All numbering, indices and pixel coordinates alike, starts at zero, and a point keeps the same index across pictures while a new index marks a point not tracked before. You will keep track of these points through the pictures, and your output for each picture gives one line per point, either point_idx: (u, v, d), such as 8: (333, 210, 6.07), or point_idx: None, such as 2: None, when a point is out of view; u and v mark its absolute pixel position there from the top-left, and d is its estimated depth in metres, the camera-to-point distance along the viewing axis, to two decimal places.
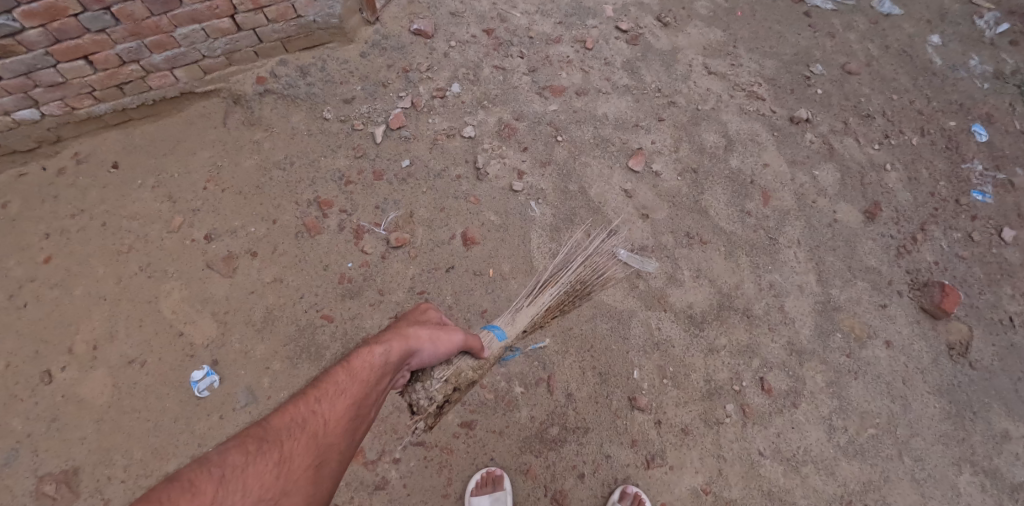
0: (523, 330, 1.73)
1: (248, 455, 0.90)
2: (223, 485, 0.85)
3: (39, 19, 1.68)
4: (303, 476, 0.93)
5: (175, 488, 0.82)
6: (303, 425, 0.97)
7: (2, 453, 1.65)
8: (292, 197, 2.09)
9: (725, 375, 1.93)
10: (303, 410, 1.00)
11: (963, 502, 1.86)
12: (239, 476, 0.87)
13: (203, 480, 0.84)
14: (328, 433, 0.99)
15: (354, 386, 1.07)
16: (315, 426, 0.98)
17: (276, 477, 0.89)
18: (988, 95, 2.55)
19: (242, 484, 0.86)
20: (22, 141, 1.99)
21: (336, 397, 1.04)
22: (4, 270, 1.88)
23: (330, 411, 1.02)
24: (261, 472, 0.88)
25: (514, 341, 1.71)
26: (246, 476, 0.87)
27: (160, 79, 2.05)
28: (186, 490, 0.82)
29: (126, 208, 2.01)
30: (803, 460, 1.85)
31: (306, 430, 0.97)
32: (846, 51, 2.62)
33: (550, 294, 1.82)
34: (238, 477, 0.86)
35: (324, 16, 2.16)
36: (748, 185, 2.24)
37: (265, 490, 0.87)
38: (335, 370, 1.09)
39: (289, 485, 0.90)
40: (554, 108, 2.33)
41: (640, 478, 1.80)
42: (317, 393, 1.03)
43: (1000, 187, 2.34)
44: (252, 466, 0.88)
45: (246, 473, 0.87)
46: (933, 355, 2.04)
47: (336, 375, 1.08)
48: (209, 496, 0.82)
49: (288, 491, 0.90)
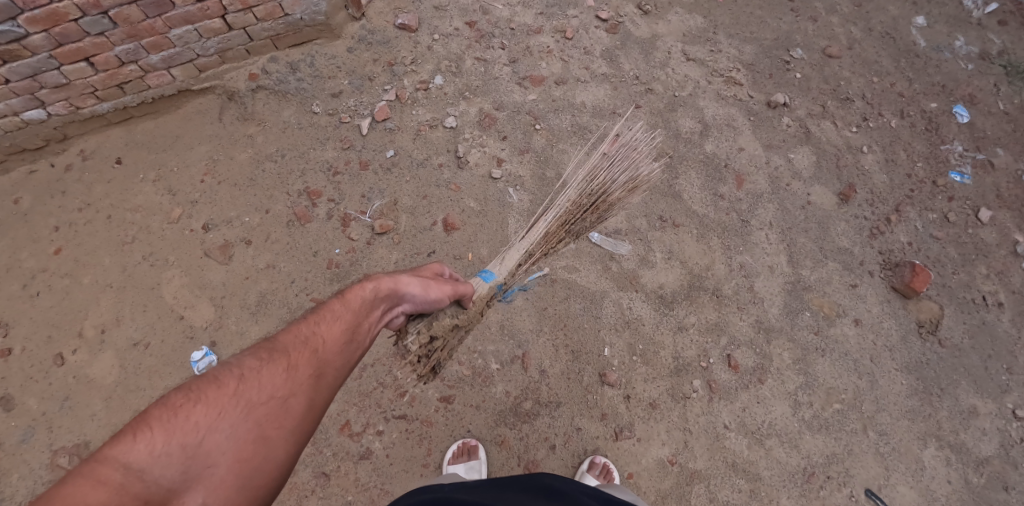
0: (520, 261, 1.81)
1: (262, 358, 0.97)
2: (243, 379, 0.93)
3: (42, 25, 1.82)
4: (311, 379, 0.99)
5: (204, 380, 0.92)
6: (309, 336, 1.03)
7: (21, 428, 1.81)
8: (283, 188, 2.21)
9: (693, 352, 2.01)
10: (309, 327, 1.05)
11: (927, 475, 1.91)
12: (255, 373, 0.94)
13: (227, 376, 0.93)
14: (330, 349, 1.04)
15: (352, 311, 1.12)
16: (319, 341, 1.03)
17: (285, 379, 0.95)
18: (972, 76, 2.59)
19: (258, 379, 0.94)
20: (31, 140, 2.15)
21: (339, 315, 1.10)
22: (18, 262, 2.04)
23: (332, 327, 1.07)
24: (273, 371, 0.95)
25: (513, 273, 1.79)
26: (262, 373, 0.94)
27: (158, 78, 2.19)
28: (212, 383, 0.91)
29: (130, 201, 2.16)
30: (768, 433, 1.92)
31: (310, 344, 1.02)
32: (827, 35, 2.65)
33: (548, 221, 1.88)
34: (255, 374, 0.94)
35: (310, 13, 2.27)
36: (722, 169, 2.31)
37: (277, 386, 0.94)
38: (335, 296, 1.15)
39: (299, 384, 0.96)
40: (534, 98, 2.41)
41: (608, 450, 1.89)
42: (320, 311, 1.10)
43: (979, 167, 2.39)
44: (267, 366, 0.96)
45: (262, 371, 0.95)
46: (902, 333, 2.09)
47: (337, 298, 1.14)
48: (231, 389, 0.91)
49: (296, 392, 0.95)
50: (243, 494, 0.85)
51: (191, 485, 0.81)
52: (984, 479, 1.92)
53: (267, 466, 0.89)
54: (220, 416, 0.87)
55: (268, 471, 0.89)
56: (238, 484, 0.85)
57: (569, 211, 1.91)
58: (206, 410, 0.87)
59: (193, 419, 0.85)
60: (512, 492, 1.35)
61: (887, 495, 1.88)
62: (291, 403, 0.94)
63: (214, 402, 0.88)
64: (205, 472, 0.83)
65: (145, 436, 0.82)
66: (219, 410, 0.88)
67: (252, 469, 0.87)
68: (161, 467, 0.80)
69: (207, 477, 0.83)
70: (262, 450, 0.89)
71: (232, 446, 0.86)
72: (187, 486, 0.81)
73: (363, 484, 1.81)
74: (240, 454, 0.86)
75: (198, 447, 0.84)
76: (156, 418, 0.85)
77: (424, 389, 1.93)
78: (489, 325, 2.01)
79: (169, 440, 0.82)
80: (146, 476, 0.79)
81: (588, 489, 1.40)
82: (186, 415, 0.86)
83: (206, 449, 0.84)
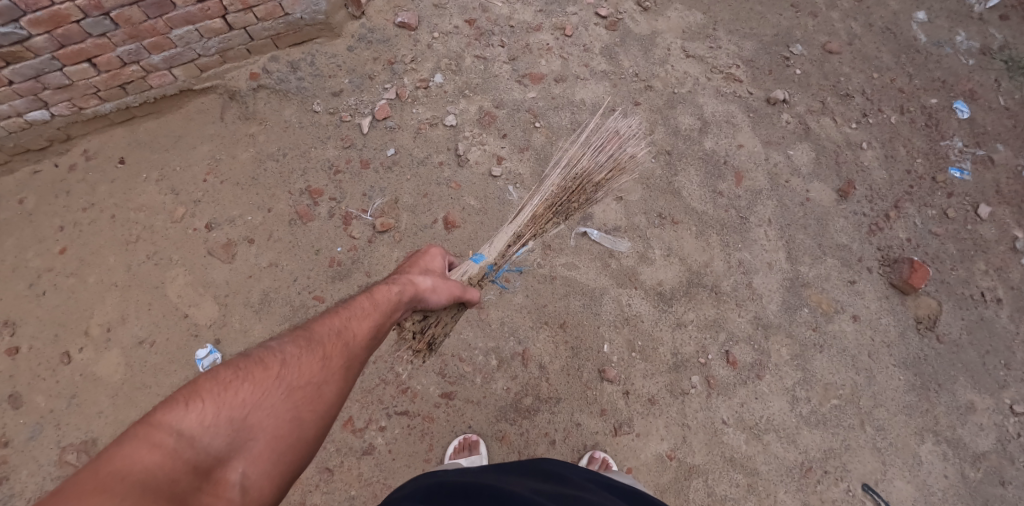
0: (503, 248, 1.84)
1: (299, 346, 1.02)
2: (283, 364, 0.98)
3: (44, 26, 1.84)
4: (341, 370, 1.04)
5: (247, 361, 0.96)
6: (338, 330, 1.10)
7: (29, 425, 1.84)
8: (285, 186, 2.23)
9: (692, 348, 2.03)
10: (339, 323, 1.11)
11: (924, 470, 1.93)
12: (294, 360, 0.99)
13: (268, 360, 0.98)
14: (358, 344, 1.10)
15: (378, 312, 1.19)
16: (348, 337, 1.10)
17: (320, 368, 1.01)
18: (973, 71, 2.59)
19: (298, 365, 0.99)
20: (35, 141, 2.17)
21: (364, 315, 1.16)
22: (24, 262, 2.07)
23: (359, 325, 1.13)
24: (310, 360, 1.01)
25: (495, 259, 1.81)
26: (300, 360, 1.00)
27: (160, 78, 2.21)
28: (256, 364, 0.96)
29: (133, 201, 2.19)
30: (765, 428, 1.94)
31: (341, 338, 1.08)
32: (827, 30, 2.64)
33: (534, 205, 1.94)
34: (294, 360, 0.99)
35: (311, 13, 2.28)
36: (722, 166, 2.32)
37: (313, 373, 0.99)
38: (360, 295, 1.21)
39: (331, 373, 1.02)
40: (533, 96, 2.42)
41: (608, 445, 1.91)
42: (348, 309, 1.16)
43: (979, 162, 2.39)
44: (304, 354, 1.01)
45: (300, 358, 1.00)
46: (900, 329, 2.10)
47: (364, 298, 1.20)
48: (273, 371, 0.95)
49: (328, 380, 1.01)
50: (277, 468, 0.89)
51: (235, 455, 0.85)
52: (981, 474, 1.94)
53: (299, 445, 0.93)
54: (264, 395, 0.92)
55: (300, 450, 0.93)
56: (274, 459, 0.89)
57: (556, 193, 1.96)
58: (253, 388, 0.91)
59: (241, 395, 0.90)
60: (515, 475, 1.37)
61: (884, 489, 1.90)
62: (324, 390, 0.99)
63: (259, 382, 0.93)
64: (248, 444, 0.87)
65: (197, 405, 0.85)
66: (263, 389, 0.92)
67: (287, 447, 0.91)
68: (210, 434, 0.84)
69: (249, 450, 0.87)
70: (297, 430, 0.93)
71: (273, 423, 0.90)
72: (231, 456, 0.85)
73: (366, 479, 1.83)
74: (279, 431, 0.91)
75: (244, 421, 0.88)
76: (207, 389, 0.88)
77: (425, 385, 1.95)
78: (490, 322, 2.03)
79: (218, 412, 0.86)
80: (197, 442, 0.82)
81: (594, 476, 1.41)
82: (235, 390, 0.90)
83: (249, 423, 0.88)
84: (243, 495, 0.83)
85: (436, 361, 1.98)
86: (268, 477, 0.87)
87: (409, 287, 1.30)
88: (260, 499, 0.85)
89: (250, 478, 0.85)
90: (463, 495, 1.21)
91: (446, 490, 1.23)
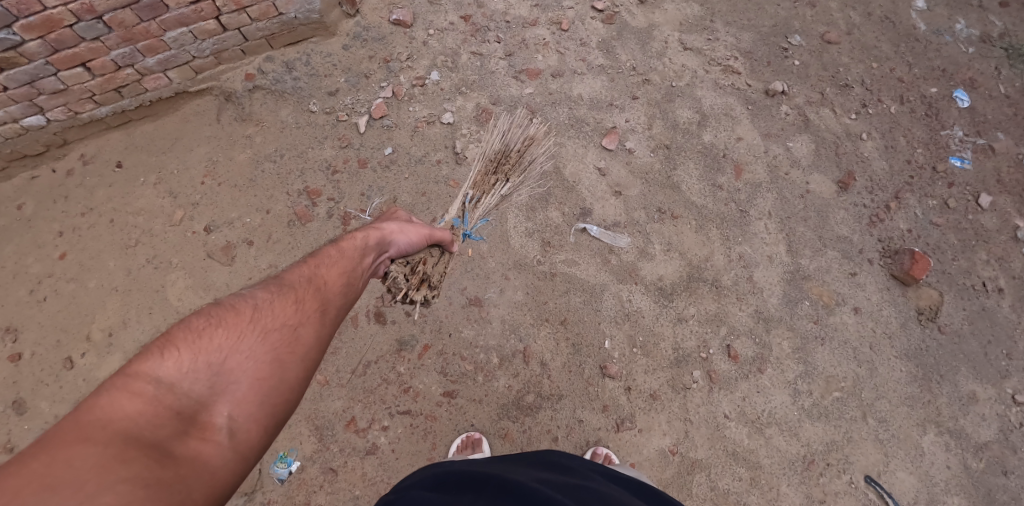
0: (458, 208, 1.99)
1: (271, 292, 1.02)
2: (258, 309, 0.97)
3: (37, 31, 1.82)
4: (317, 312, 1.04)
5: (220, 309, 0.96)
6: (308, 277, 1.10)
7: (35, 431, 1.85)
8: (283, 187, 2.22)
9: (693, 343, 2.03)
10: (308, 270, 1.13)
11: (927, 461, 1.93)
12: (268, 306, 0.99)
13: (240, 306, 0.97)
14: (329, 288, 1.11)
15: (346, 259, 1.22)
16: (318, 281, 1.11)
17: (294, 311, 1.01)
18: (973, 59, 2.57)
19: (272, 309, 0.98)
20: (32, 146, 2.17)
21: (333, 262, 1.19)
22: (24, 268, 2.07)
23: (329, 271, 1.15)
24: (282, 303, 1.01)
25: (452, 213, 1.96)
26: (274, 305, 0.99)
27: (155, 81, 2.20)
28: (229, 311, 0.95)
29: (132, 205, 2.18)
30: (767, 422, 1.94)
31: (312, 283, 1.09)
32: (826, 20, 2.62)
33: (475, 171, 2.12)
34: (268, 305, 0.99)
35: (305, 12, 2.27)
36: (721, 159, 2.31)
37: (287, 316, 0.99)
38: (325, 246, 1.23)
39: (306, 316, 1.01)
40: (530, 91, 2.40)
41: (610, 440, 1.91)
42: (316, 258, 1.17)
43: (980, 151, 2.38)
44: (275, 300, 1.01)
45: (272, 304, 1.00)
46: (901, 320, 2.10)
47: (331, 248, 1.22)
48: (248, 316, 0.95)
49: (303, 321, 1.00)
50: (264, 410, 0.88)
51: (217, 399, 0.84)
52: (983, 464, 1.94)
53: (284, 388, 0.91)
54: (240, 338, 0.90)
55: (286, 392, 0.91)
56: (260, 401, 0.87)
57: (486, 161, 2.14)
58: (227, 333, 0.90)
59: (217, 340, 0.89)
60: (520, 465, 1.38)
61: (887, 481, 1.90)
62: (301, 332, 0.98)
63: (234, 326, 0.92)
64: (230, 388, 0.86)
65: (172, 353, 0.85)
66: (239, 333, 0.91)
67: (272, 388, 0.89)
68: (189, 380, 0.83)
69: (233, 393, 0.86)
70: (279, 371, 0.91)
71: (253, 366, 0.89)
72: (213, 400, 0.84)
73: (370, 479, 1.83)
74: (261, 374, 0.89)
75: (222, 366, 0.87)
76: (181, 338, 0.87)
77: (427, 384, 1.95)
78: (490, 320, 2.03)
79: (196, 358, 0.85)
80: (177, 388, 0.82)
81: (597, 467, 1.41)
82: (210, 336, 0.89)
83: (229, 367, 0.87)
84: (232, 437, 0.82)
85: (437, 360, 1.98)
86: (256, 419, 0.86)
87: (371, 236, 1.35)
88: (250, 440, 0.84)
89: (237, 420, 0.84)
90: (471, 486, 1.21)
91: (454, 478, 1.24)
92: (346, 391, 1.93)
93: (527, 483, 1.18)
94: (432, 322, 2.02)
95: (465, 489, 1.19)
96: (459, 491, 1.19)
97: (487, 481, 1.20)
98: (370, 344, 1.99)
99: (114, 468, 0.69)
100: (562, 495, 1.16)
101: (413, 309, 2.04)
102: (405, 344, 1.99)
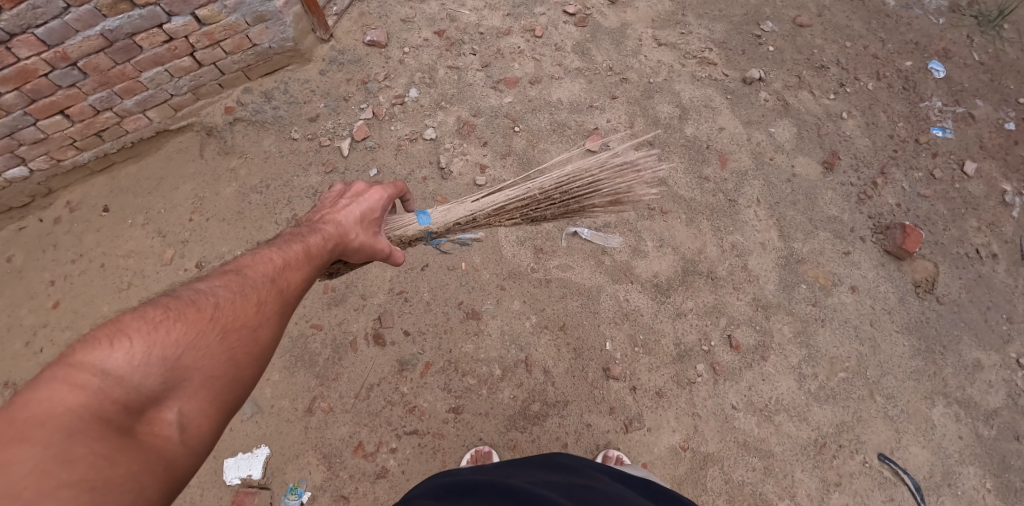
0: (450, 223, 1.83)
1: (233, 291, 0.98)
2: (221, 308, 0.94)
3: (13, 83, 1.83)
4: (277, 314, 1.02)
5: (179, 303, 0.91)
6: (273, 277, 1.06)
7: None
8: (271, 217, 2.21)
9: (693, 337, 2.02)
10: (272, 270, 1.07)
11: (938, 433, 1.92)
12: (229, 304, 0.96)
13: (201, 302, 0.93)
14: (291, 291, 1.07)
15: (309, 266, 1.15)
16: (282, 283, 1.06)
17: (252, 313, 0.97)
18: (945, 29, 2.60)
19: (232, 309, 0.95)
20: (16, 198, 2.16)
21: (297, 265, 1.12)
22: (18, 319, 2.06)
23: (294, 273, 1.10)
24: (244, 304, 0.97)
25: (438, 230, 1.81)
26: (237, 305, 0.96)
27: (135, 122, 2.20)
28: (189, 306, 0.91)
29: (121, 247, 2.17)
30: (776, 409, 1.94)
31: (275, 283, 1.05)
32: (796, 4, 2.65)
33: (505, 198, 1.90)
34: (230, 305, 0.96)
35: (278, 41, 2.29)
36: (704, 151, 2.32)
37: (246, 317, 0.96)
38: (292, 244, 1.16)
39: (265, 318, 0.99)
40: (510, 100, 2.41)
41: (620, 442, 1.90)
42: (282, 255, 1.11)
43: (960, 120, 2.40)
44: (237, 299, 0.97)
45: (234, 302, 0.96)
46: (899, 295, 2.10)
47: (298, 247, 1.15)
48: (209, 314, 0.91)
49: (259, 326, 0.97)
50: (214, 408, 0.87)
51: (169, 396, 0.82)
52: (995, 431, 1.93)
53: (234, 386, 0.91)
54: (198, 337, 0.87)
55: (236, 390, 0.91)
56: (211, 398, 0.86)
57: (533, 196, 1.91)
58: (186, 329, 0.87)
59: (174, 335, 0.85)
60: (524, 468, 1.37)
61: (901, 457, 1.89)
62: (259, 333, 0.97)
63: (193, 324, 0.88)
64: (182, 385, 0.84)
65: (123, 343, 0.80)
66: (197, 331, 0.88)
67: (224, 388, 0.89)
68: (141, 373, 0.80)
69: (184, 390, 0.84)
70: (232, 372, 0.90)
71: (208, 365, 0.87)
72: (164, 396, 0.81)
73: (383, 503, 1.81)
74: (214, 373, 0.88)
75: (177, 362, 0.84)
76: (135, 328, 0.83)
77: (432, 402, 1.94)
78: (490, 332, 2.02)
79: (150, 352, 0.81)
80: (126, 381, 0.78)
81: (603, 466, 1.38)
82: (167, 330, 0.85)
83: (184, 365, 0.84)
84: (181, 433, 0.81)
85: (439, 377, 1.97)
86: (206, 415, 0.85)
87: (341, 240, 1.25)
88: (199, 436, 0.83)
89: (187, 417, 0.82)
90: (471, 492, 1.19)
91: (455, 486, 1.23)
92: (351, 416, 1.91)
93: (523, 486, 1.17)
94: (431, 339, 2.01)
95: (462, 494, 1.19)
96: (459, 497, 1.19)
97: (485, 487, 1.19)
98: (370, 365, 1.98)
99: (56, 471, 0.65)
100: (560, 496, 1.15)
101: (411, 328, 2.03)
102: (406, 364, 1.98)
